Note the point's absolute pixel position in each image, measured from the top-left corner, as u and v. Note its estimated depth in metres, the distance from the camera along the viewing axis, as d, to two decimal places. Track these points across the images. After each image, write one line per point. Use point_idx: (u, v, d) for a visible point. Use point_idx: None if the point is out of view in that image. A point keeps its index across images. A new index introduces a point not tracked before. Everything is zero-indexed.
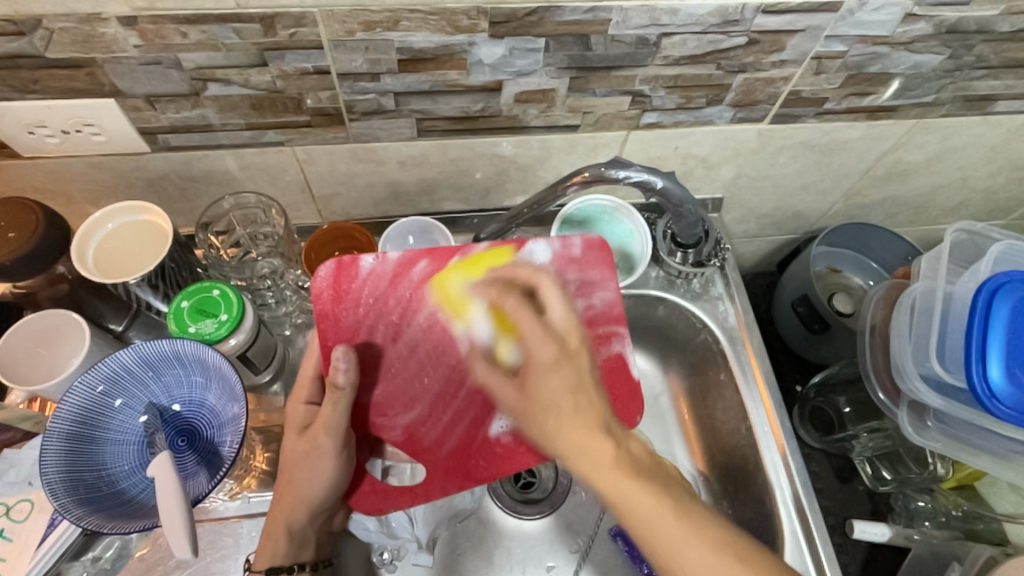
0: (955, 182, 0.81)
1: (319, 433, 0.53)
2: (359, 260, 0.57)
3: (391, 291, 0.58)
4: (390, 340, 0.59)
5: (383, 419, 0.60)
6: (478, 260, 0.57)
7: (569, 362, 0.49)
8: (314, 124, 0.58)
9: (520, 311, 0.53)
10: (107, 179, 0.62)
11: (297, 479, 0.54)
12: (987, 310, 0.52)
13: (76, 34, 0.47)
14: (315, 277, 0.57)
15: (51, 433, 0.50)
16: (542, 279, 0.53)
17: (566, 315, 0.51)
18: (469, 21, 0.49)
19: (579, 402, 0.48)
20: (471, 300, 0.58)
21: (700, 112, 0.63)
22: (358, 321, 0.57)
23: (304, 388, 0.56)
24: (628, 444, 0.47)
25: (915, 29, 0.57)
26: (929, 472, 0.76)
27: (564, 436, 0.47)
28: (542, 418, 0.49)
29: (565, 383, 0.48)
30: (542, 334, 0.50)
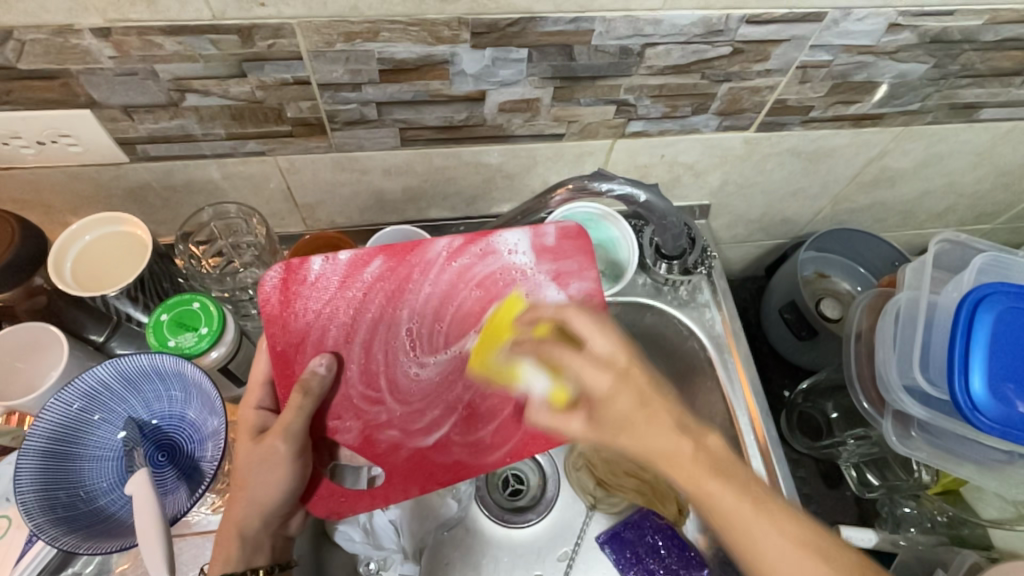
0: (942, 188, 0.82)
1: (276, 435, 0.51)
2: (308, 262, 0.55)
3: (342, 292, 0.56)
4: (343, 340, 0.56)
5: (338, 423, 0.56)
6: (496, 323, 0.58)
7: (630, 385, 0.47)
8: (295, 133, 0.58)
9: (563, 350, 0.49)
10: (86, 189, 0.61)
11: (251, 485, 0.51)
12: (971, 323, 0.52)
13: (50, 45, 0.46)
14: (263, 282, 0.54)
15: (27, 451, 0.49)
16: (569, 312, 0.52)
17: (612, 347, 0.49)
18: (450, 32, 0.49)
19: (650, 412, 0.46)
20: (516, 366, 0.55)
21: (686, 120, 0.63)
22: (308, 324, 0.55)
23: (255, 393, 0.55)
24: (706, 440, 0.44)
25: (900, 39, 0.57)
26: (914, 479, 0.76)
27: (654, 447, 0.44)
28: (618, 440, 0.46)
29: (631, 399, 0.46)
30: (592, 368, 0.48)
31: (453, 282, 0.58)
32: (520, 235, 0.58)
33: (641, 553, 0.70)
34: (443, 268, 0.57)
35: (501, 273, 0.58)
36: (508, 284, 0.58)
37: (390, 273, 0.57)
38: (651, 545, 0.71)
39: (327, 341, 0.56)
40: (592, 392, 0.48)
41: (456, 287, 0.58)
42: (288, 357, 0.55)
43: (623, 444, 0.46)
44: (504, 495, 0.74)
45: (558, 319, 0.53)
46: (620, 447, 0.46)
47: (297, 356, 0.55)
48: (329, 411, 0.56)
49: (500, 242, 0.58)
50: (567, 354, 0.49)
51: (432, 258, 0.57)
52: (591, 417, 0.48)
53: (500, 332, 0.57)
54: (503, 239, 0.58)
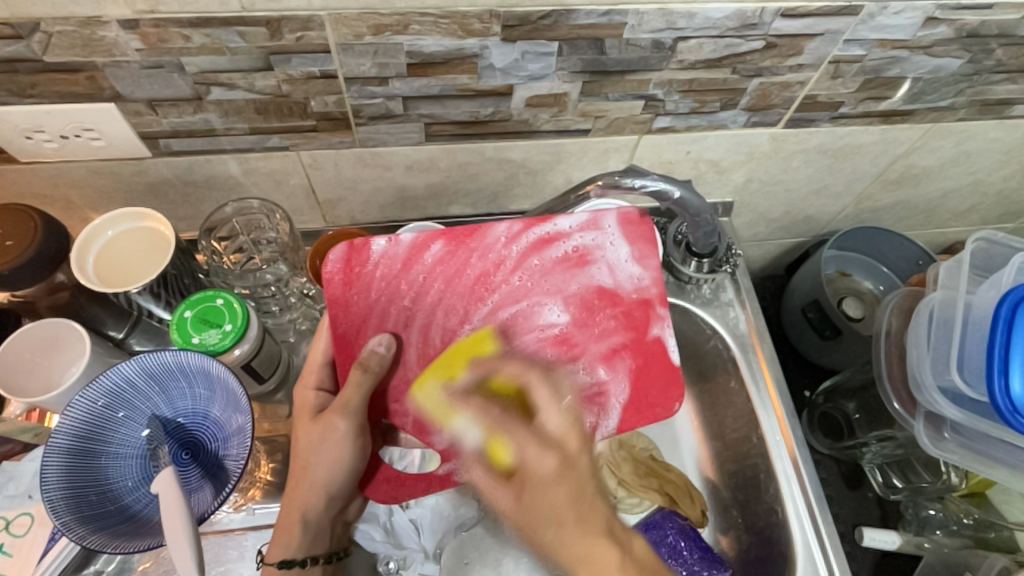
0: (968, 186, 0.80)
1: (336, 412, 0.52)
2: (371, 242, 0.56)
3: (403, 274, 0.56)
4: (403, 321, 0.56)
5: (397, 405, 0.56)
6: (455, 357, 0.55)
7: (573, 474, 0.45)
8: (319, 129, 0.57)
9: (540, 392, 0.49)
10: (107, 185, 0.61)
11: (314, 463, 0.53)
12: (1010, 322, 0.51)
13: (76, 37, 0.45)
14: (326, 258, 0.55)
15: (53, 449, 0.49)
16: (535, 381, 0.50)
17: (562, 419, 0.47)
18: (481, 25, 0.48)
19: (582, 514, 0.44)
20: (451, 412, 0.53)
21: (713, 116, 0.62)
22: (369, 305, 0.56)
23: (313, 373, 0.55)
24: (632, 545, 0.43)
25: (936, 33, 0.55)
26: (942, 482, 0.74)
27: (573, 547, 0.43)
28: (540, 529, 0.44)
29: (568, 494, 0.44)
30: (540, 450, 0.45)
31: (509, 267, 0.57)
32: (578, 220, 0.58)
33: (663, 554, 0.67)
34: (501, 253, 0.57)
35: (556, 257, 0.58)
36: (560, 269, 0.58)
37: (449, 257, 0.57)
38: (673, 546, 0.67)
39: (387, 322, 0.56)
40: (532, 474, 0.45)
41: (512, 271, 0.57)
42: (350, 340, 0.55)
43: (547, 538, 0.43)
44: None
45: (518, 381, 0.51)
46: (545, 542, 0.44)
47: (359, 338, 0.56)
48: (388, 394, 0.56)
49: (556, 228, 0.58)
50: (514, 425, 0.47)
51: (491, 243, 0.57)
52: (521, 494, 0.45)
53: (435, 416, 0.54)
54: (558, 226, 0.58)
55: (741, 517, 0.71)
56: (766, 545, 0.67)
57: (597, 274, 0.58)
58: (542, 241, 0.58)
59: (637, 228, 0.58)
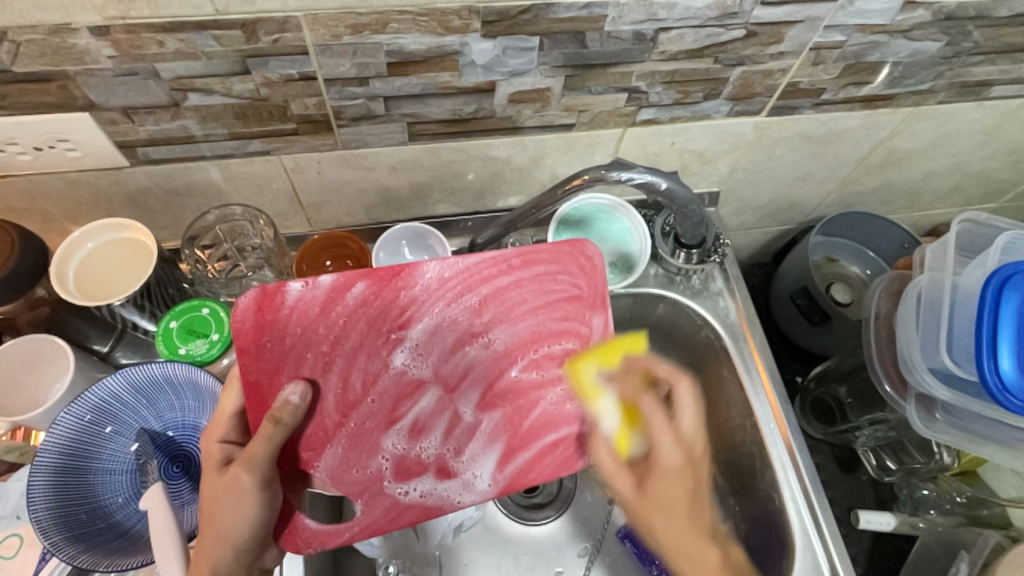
0: (950, 168, 0.81)
1: (241, 465, 0.46)
2: (285, 286, 0.51)
3: (321, 318, 0.52)
4: (321, 366, 0.52)
5: (311, 454, 0.52)
6: (614, 348, 0.57)
7: (693, 475, 0.54)
8: (300, 131, 0.56)
9: (655, 415, 0.55)
10: (85, 196, 0.59)
11: (217, 519, 0.46)
12: (996, 303, 0.51)
13: (46, 46, 0.44)
14: (236, 306, 0.50)
15: (39, 467, 0.48)
16: (682, 382, 0.56)
17: (697, 428, 0.56)
18: (460, 21, 0.47)
19: (697, 504, 0.54)
20: (602, 392, 0.56)
21: (697, 106, 0.62)
22: (286, 351, 0.51)
23: (218, 427, 0.50)
24: (730, 554, 0.54)
25: (914, 17, 0.56)
26: (935, 462, 0.75)
27: (675, 542, 0.53)
28: (652, 517, 0.53)
29: (683, 491, 0.53)
30: (674, 445, 0.55)
31: (436, 306, 0.54)
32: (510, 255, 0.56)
33: None
34: (433, 294, 0.54)
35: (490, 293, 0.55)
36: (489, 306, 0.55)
37: (374, 298, 0.53)
38: None
39: (304, 367, 0.52)
40: (659, 465, 0.54)
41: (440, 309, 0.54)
42: (263, 391, 0.50)
43: (655, 527, 0.53)
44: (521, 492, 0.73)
45: (665, 382, 0.57)
46: (651, 527, 0.53)
47: (272, 384, 0.51)
48: (303, 441, 0.52)
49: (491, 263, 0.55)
50: (659, 417, 0.55)
51: (418, 282, 0.54)
52: (641, 482, 0.54)
53: (585, 395, 0.56)
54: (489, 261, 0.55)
55: (738, 506, 0.72)
56: (765, 533, 0.67)
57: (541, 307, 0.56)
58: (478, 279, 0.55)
59: (581, 262, 0.57)
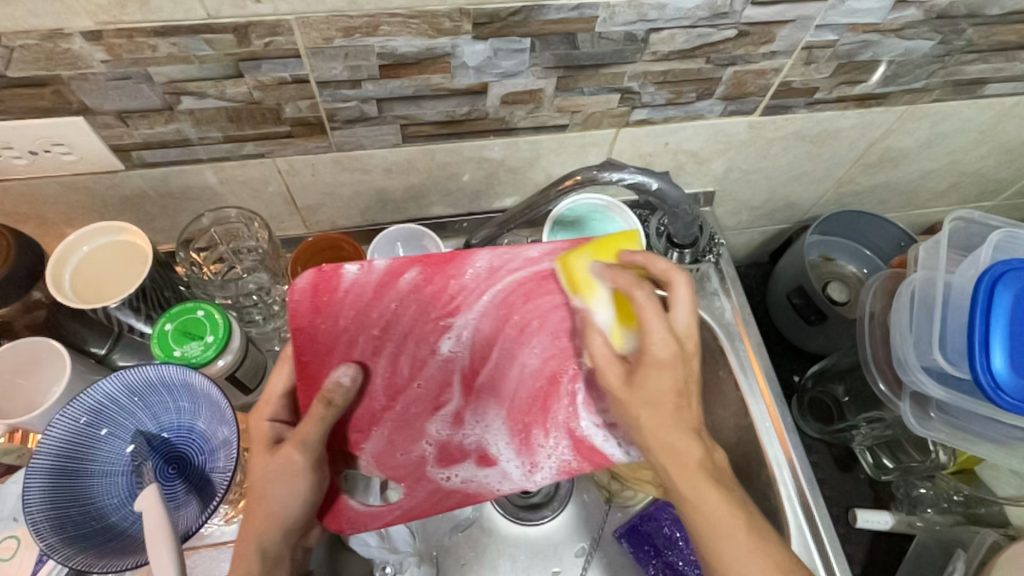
0: (945, 166, 0.81)
1: (294, 445, 0.48)
2: (341, 268, 0.51)
3: (374, 302, 0.52)
4: (372, 349, 0.53)
5: (360, 435, 0.54)
6: (607, 244, 0.54)
7: (681, 368, 0.49)
8: (294, 134, 0.56)
9: (648, 304, 0.49)
10: (82, 200, 0.60)
11: (267, 497, 0.47)
12: (989, 300, 0.51)
13: (39, 51, 0.44)
14: (292, 287, 0.50)
15: (35, 469, 0.48)
16: (676, 274, 0.50)
17: (690, 321, 0.50)
18: (451, 23, 0.48)
19: (681, 403, 0.48)
20: (596, 284, 0.53)
21: (689, 106, 0.62)
22: (337, 334, 0.52)
23: (268, 406, 0.51)
24: (715, 454, 0.49)
25: (906, 16, 0.56)
26: (931, 460, 0.75)
27: (658, 437, 0.48)
28: (636, 410, 0.49)
29: (673, 382, 0.48)
30: (667, 337, 0.48)
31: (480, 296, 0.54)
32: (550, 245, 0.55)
33: (659, 545, 0.68)
34: (484, 283, 0.54)
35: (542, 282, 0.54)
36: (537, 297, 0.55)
37: (426, 283, 0.53)
38: (669, 536, 0.68)
39: (354, 350, 0.52)
40: (648, 355, 0.49)
41: (489, 298, 0.54)
42: (313, 372, 0.51)
43: (642, 419, 0.48)
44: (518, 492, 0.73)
45: (664, 279, 0.51)
46: (636, 421, 0.49)
47: (321, 368, 0.52)
48: (351, 424, 0.53)
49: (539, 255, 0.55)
50: (653, 305, 0.49)
51: (467, 270, 0.54)
52: (630, 373, 0.50)
53: (576, 288, 0.54)
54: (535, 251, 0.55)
55: None
56: None
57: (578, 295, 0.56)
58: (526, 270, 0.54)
59: None
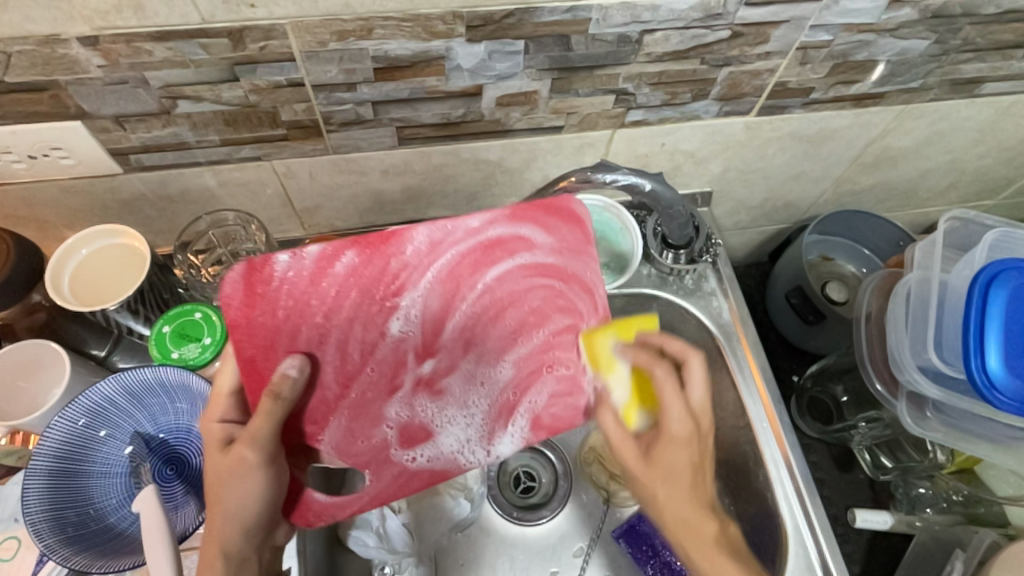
0: (944, 165, 0.81)
1: (244, 443, 0.47)
2: (272, 258, 0.49)
3: (312, 290, 0.50)
4: (317, 337, 0.51)
5: (315, 427, 0.53)
6: (629, 323, 0.55)
7: (697, 446, 0.52)
8: (291, 137, 0.57)
9: (667, 384, 0.53)
10: (81, 203, 0.60)
11: (225, 499, 0.47)
12: (985, 299, 0.51)
13: (36, 56, 0.45)
14: (223, 282, 0.48)
15: (34, 470, 0.49)
16: (693, 357, 0.54)
17: (705, 399, 0.54)
18: (445, 26, 0.48)
19: (694, 479, 0.51)
20: (617, 362, 0.55)
21: (685, 107, 0.62)
22: (278, 325, 0.50)
23: (218, 405, 0.50)
24: (728, 528, 0.50)
25: (901, 16, 0.56)
26: (929, 460, 0.76)
27: (675, 511, 0.50)
28: (652, 487, 0.51)
29: (688, 459, 0.52)
30: (683, 416, 0.52)
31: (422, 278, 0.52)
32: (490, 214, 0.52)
33: (657, 545, 0.69)
34: (425, 261, 0.52)
35: (483, 257, 0.53)
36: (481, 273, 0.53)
37: (363, 267, 0.51)
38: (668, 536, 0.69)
39: (299, 341, 0.50)
40: (665, 433, 0.52)
41: (432, 274, 0.52)
42: (257, 364, 0.49)
43: (655, 497, 0.51)
44: (517, 492, 0.74)
45: (678, 358, 0.54)
46: (653, 498, 0.51)
47: (268, 359, 0.50)
48: (305, 416, 0.52)
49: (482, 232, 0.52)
50: (670, 382, 0.53)
51: (404, 249, 0.51)
52: (648, 451, 0.53)
53: (597, 366, 0.55)
54: (473, 227, 0.52)
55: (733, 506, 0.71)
56: (759, 534, 0.67)
57: (519, 265, 0.54)
58: (469, 248, 0.52)
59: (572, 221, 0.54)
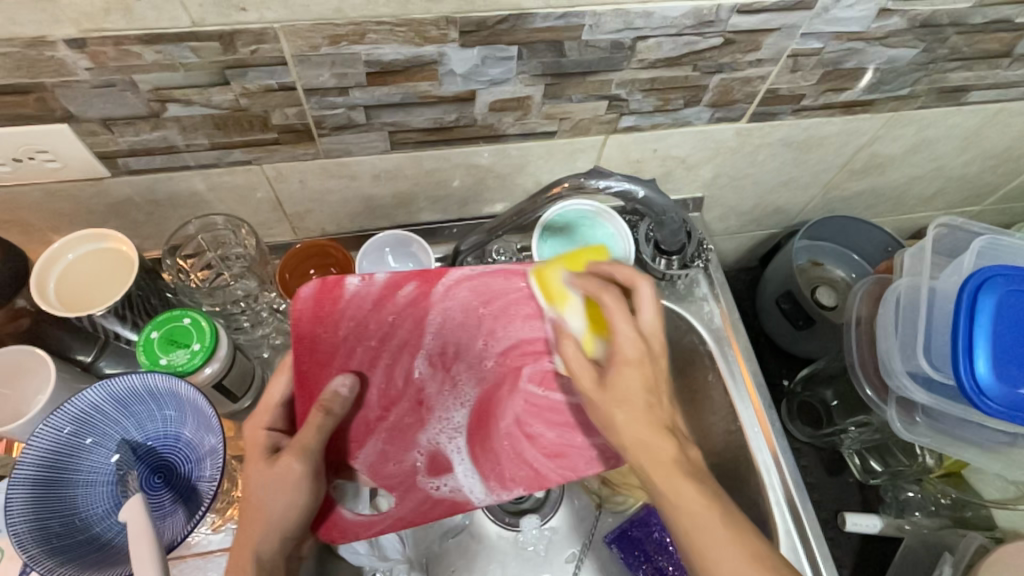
0: (931, 172, 0.82)
1: (293, 454, 0.50)
2: (343, 281, 0.55)
3: (373, 314, 0.56)
4: (369, 360, 0.56)
5: (355, 444, 0.57)
6: (579, 256, 0.56)
7: (651, 367, 0.49)
8: (282, 141, 0.56)
9: (614, 307, 0.50)
10: (66, 206, 0.59)
11: (268, 506, 0.49)
12: (973, 306, 0.52)
13: (21, 58, 0.44)
14: (297, 297, 0.54)
15: (17, 479, 0.47)
16: (642, 281, 0.51)
17: (656, 320, 0.51)
18: (438, 31, 0.48)
19: (650, 402, 0.48)
20: (569, 292, 0.56)
21: (677, 113, 0.63)
22: (336, 343, 0.55)
23: (268, 413, 0.53)
24: (689, 451, 0.48)
25: (890, 25, 0.56)
26: (918, 464, 0.77)
27: (632, 433, 0.47)
28: (608, 408, 0.48)
29: (640, 379, 0.48)
30: (634, 334, 0.49)
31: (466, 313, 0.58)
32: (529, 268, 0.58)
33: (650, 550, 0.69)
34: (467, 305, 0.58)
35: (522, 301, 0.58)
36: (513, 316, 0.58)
37: (421, 299, 0.57)
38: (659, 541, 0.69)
39: (353, 360, 0.56)
40: (617, 355, 0.49)
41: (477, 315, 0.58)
42: (310, 377, 0.54)
43: (616, 421, 0.47)
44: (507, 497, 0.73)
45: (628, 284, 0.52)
46: (612, 420, 0.48)
47: (320, 376, 0.55)
48: (348, 433, 0.57)
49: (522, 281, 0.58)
50: (620, 305, 0.50)
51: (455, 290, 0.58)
52: (602, 377, 0.50)
53: (549, 297, 0.57)
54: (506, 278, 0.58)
55: None
56: None
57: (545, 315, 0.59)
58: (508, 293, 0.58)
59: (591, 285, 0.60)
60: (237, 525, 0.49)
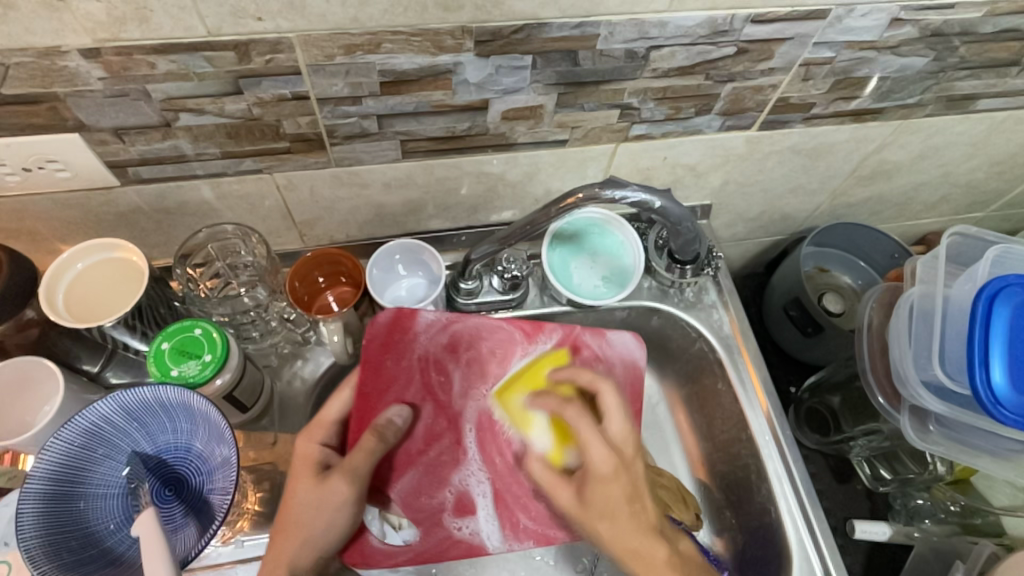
0: (937, 179, 0.82)
1: (344, 476, 0.54)
2: (418, 314, 0.62)
3: (441, 353, 0.63)
4: (420, 395, 0.62)
5: (394, 472, 0.61)
6: (536, 372, 0.63)
7: (627, 476, 0.53)
8: (293, 150, 0.56)
9: (583, 421, 0.54)
10: (75, 216, 0.59)
11: (309, 523, 0.53)
12: (988, 315, 0.52)
13: (34, 68, 0.44)
14: (376, 320, 0.61)
15: (28, 495, 0.47)
16: (604, 386, 0.57)
17: (624, 427, 0.55)
18: (453, 41, 0.47)
19: (635, 508, 0.53)
20: (533, 415, 0.61)
21: (688, 122, 0.63)
22: (398, 372, 0.62)
23: (321, 430, 0.57)
24: (672, 546, 0.54)
25: (902, 34, 0.57)
26: (928, 472, 0.76)
27: (624, 544, 0.53)
28: (594, 522, 0.53)
29: (622, 491, 0.53)
30: (605, 451, 0.53)
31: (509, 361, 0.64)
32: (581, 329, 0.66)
33: None
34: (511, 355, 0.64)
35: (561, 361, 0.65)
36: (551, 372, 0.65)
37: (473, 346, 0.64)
38: None
39: (408, 394, 0.62)
40: (593, 470, 0.53)
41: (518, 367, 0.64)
42: (370, 402, 0.60)
43: (601, 529, 0.53)
44: None
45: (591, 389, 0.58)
46: (599, 534, 0.53)
47: (378, 402, 0.61)
48: (392, 459, 0.61)
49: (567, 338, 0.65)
50: (586, 420, 0.55)
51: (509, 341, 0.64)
52: (581, 492, 0.54)
53: (517, 420, 0.62)
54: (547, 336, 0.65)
55: (734, 518, 0.72)
56: (760, 548, 0.67)
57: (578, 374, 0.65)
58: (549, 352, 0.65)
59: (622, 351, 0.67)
60: (272, 538, 0.53)
